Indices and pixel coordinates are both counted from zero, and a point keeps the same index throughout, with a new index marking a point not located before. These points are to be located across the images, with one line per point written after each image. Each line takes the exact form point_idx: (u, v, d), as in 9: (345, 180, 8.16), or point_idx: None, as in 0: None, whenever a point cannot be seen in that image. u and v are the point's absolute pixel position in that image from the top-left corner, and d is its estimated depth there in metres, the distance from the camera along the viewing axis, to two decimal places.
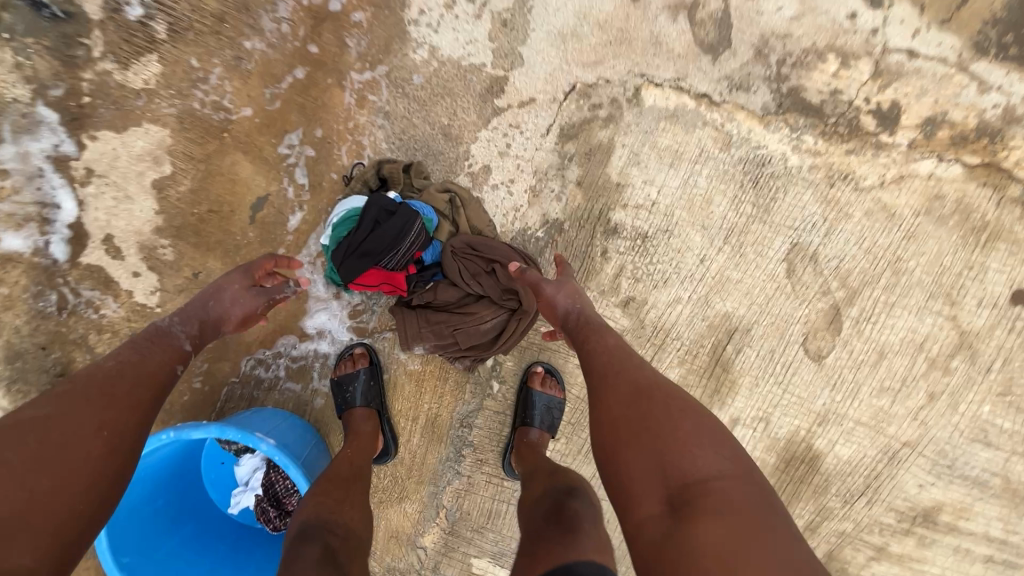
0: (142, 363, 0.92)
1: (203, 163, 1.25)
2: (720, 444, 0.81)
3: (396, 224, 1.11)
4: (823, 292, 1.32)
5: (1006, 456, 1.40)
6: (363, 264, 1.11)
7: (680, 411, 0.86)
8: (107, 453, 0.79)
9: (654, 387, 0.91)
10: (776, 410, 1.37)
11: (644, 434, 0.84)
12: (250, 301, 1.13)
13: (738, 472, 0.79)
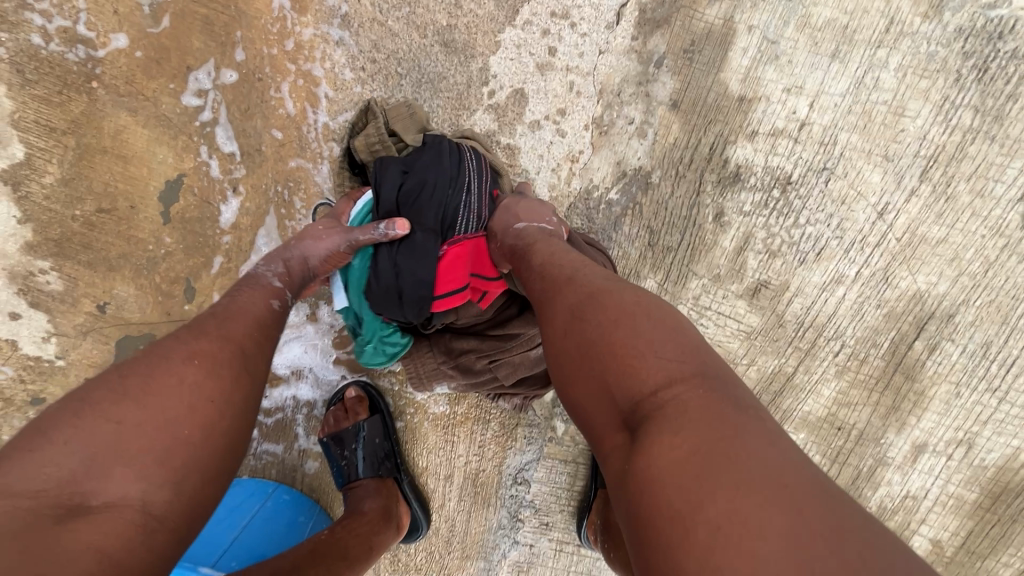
0: (249, 305, 0.59)
1: (69, 135, 0.78)
2: (652, 321, 0.45)
3: (429, 153, 0.73)
4: None
5: None
6: (432, 243, 0.71)
7: (599, 296, 0.50)
8: (226, 392, 0.48)
9: (566, 275, 0.56)
10: (986, 427, 0.90)
11: (560, 349, 0.50)
12: (333, 240, 0.70)
13: (694, 362, 0.42)
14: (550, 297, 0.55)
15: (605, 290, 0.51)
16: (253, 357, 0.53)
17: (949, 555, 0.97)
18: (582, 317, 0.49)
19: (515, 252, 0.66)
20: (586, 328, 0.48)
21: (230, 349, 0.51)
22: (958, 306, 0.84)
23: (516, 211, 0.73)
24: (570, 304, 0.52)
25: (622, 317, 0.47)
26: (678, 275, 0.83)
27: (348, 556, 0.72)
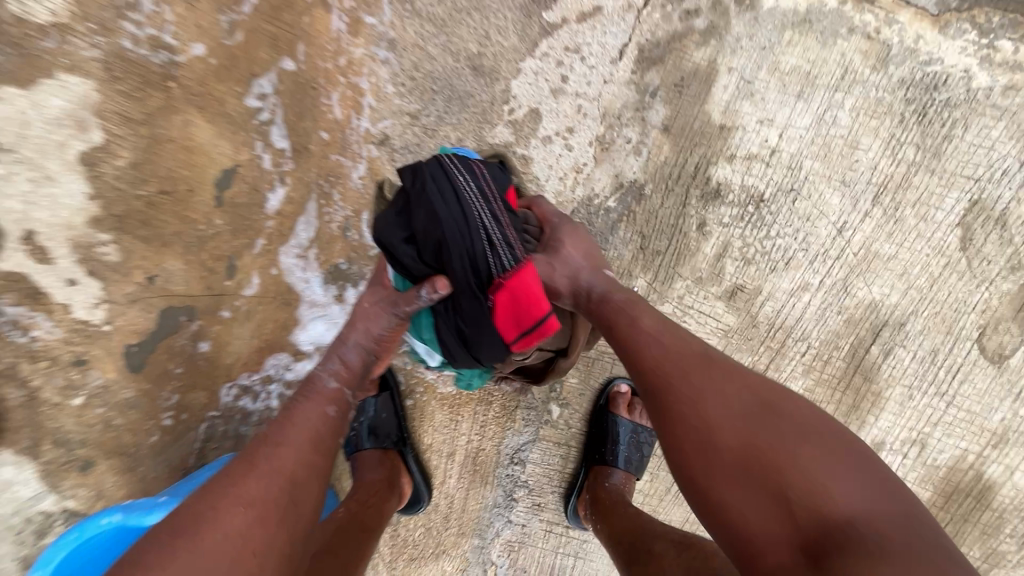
0: (303, 422, 0.68)
1: (145, 123, 0.83)
2: (827, 441, 0.52)
3: (426, 194, 0.70)
4: (1010, 268, 0.94)
5: None
6: (474, 295, 0.72)
7: (759, 397, 0.56)
8: (269, 536, 0.55)
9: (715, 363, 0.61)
10: (937, 428, 1.01)
11: (696, 427, 0.56)
12: (383, 321, 0.80)
13: (851, 464, 0.50)
14: (679, 373, 0.60)
15: (763, 391, 0.57)
16: (316, 463, 0.65)
17: None
18: (755, 424, 0.54)
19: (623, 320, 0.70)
20: (761, 436, 0.53)
21: (301, 455, 0.63)
22: (909, 318, 0.96)
23: (570, 232, 0.81)
24: (733, 398, 0.57)
25: (775, 418, 0.54)
26: (665, 277, 0.95)
27: (367, 529, 0.78)
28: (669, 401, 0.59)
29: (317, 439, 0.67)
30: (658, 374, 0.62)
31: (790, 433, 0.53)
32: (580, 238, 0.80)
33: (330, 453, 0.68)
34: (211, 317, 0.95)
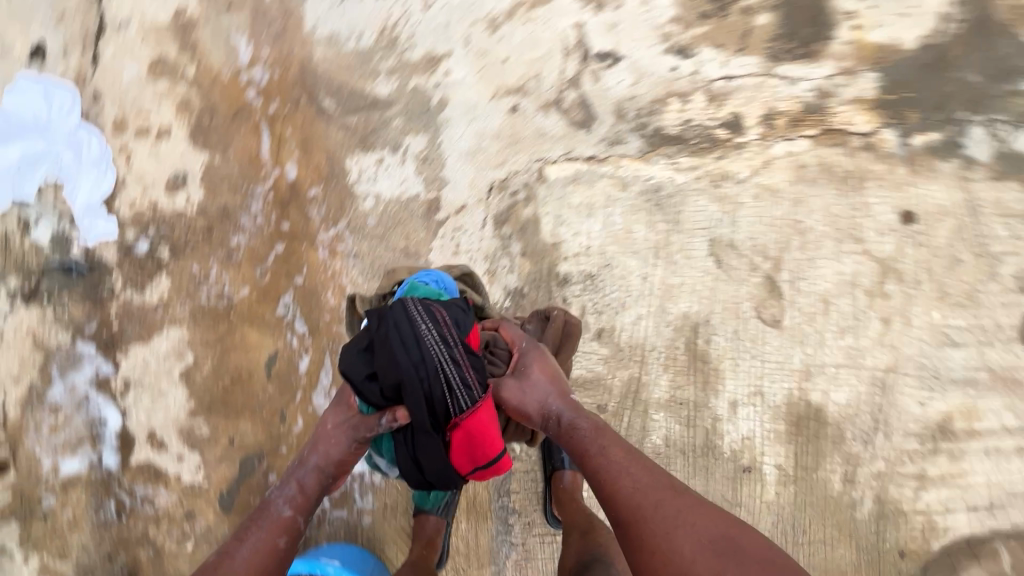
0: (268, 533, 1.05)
1: (219, 343, 1.47)
2: (765, 566, 0.83)
3: (396, 344, 1.02)
4: (753, 269, 1.55)
5: (975, 349, 1.55)
6: (434, 431, 1.06)
7: (720, 538, 0.88)
8: None
9: (688, 513, 0.93)
10: (764, 380, 1.52)
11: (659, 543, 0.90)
12: (342, 444, 1.13)
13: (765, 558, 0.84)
14: (662, 514, 0.93)
15: (723, 532, 0.89)
16: (260, 574, 1.00)
17: (793, 473, 1.49)
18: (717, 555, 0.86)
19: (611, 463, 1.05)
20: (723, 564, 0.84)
21: (247, 571, 0.99)
22: (711, 316, 1.53)
23: (534, 358, 1.24)
24: (701, 537, 0.89)
25: (731, 550, 0.86)
26: None
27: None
28: (644, 534, 0.93)
29: (274, 546, 1.04)
30: (632, 506, 0.97)
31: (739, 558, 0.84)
32: (544, 365, 1.22)
33: (281, 559, 1.04)
34: (274, 453, 1.45)
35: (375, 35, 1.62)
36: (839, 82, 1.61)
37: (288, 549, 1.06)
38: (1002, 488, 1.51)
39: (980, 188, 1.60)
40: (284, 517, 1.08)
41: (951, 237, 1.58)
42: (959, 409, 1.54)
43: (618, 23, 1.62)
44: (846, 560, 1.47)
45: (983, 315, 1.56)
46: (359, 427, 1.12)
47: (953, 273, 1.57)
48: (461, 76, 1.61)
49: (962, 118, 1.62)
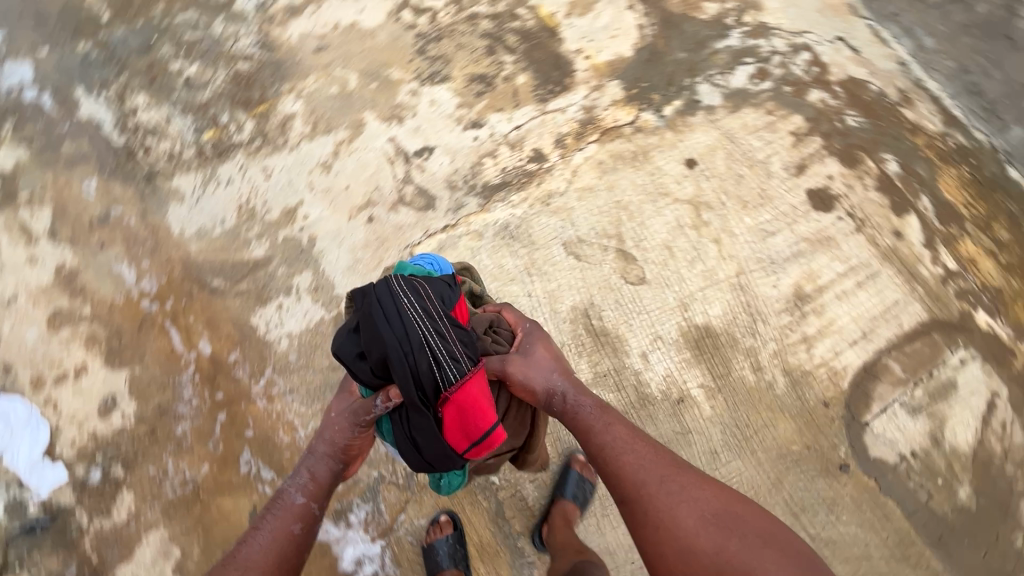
0: (288, 513, 1.34)
1: (198, 525, 1.55)
2: (755, 529, 1.12)
3: (380, 319, 1.19)
4: (605, 250, 1.91)
5: (787, 230, 1.97)
6: (425, 405, 1.22)
7: (719, 509, 1.16)
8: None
9: (690, 487, 1.21)
10: (656, 326, 1.83)
11: (665, 519, 1.16)
12: (345, 433, 1.38)
13: (757, 526, 1.13)
14: (668, 488, 1.20)
15: (722, 505, 1.17)
16: (277, 549, 1.28)
17: (714, 384, 1.78)
18: (716, 521, 1.14)
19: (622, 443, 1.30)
20: (718, 527, 1.13)
21: (267, 544, 1.28)
22: (593, 299, 1.85)
23: (536, 340, 1.46)
24: (704, 508, 1.17)
25: (729, 518, 1.14)
26: None
27: None
28: (651, 505, 1.20)
29: (290, 523, 1.32)
30: (638, 483, 1.23)
31: (739, 524, 1.13)
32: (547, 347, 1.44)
33: (297, 536, 1.31)
34: None
35: (235, 215, 1.91)
36: (595, 96, 2.09)
37: (304, 535, 1.34)
38: (862, 317, 1.88)
39: (727, 122, 2.10)
40: (298, 503, 1.35)
41: (727, 163, 2.04)
42: (801, 276, 1.91)
43: (420, 125, 2.03)
44: (788, 430, 1.74)
45: (778, 204, 2.00)
46: (356, 418, 1.35)
47: (743, 186, 2.01)
48: (318, 214, 1.92)
49: (689, 83, 2.14)
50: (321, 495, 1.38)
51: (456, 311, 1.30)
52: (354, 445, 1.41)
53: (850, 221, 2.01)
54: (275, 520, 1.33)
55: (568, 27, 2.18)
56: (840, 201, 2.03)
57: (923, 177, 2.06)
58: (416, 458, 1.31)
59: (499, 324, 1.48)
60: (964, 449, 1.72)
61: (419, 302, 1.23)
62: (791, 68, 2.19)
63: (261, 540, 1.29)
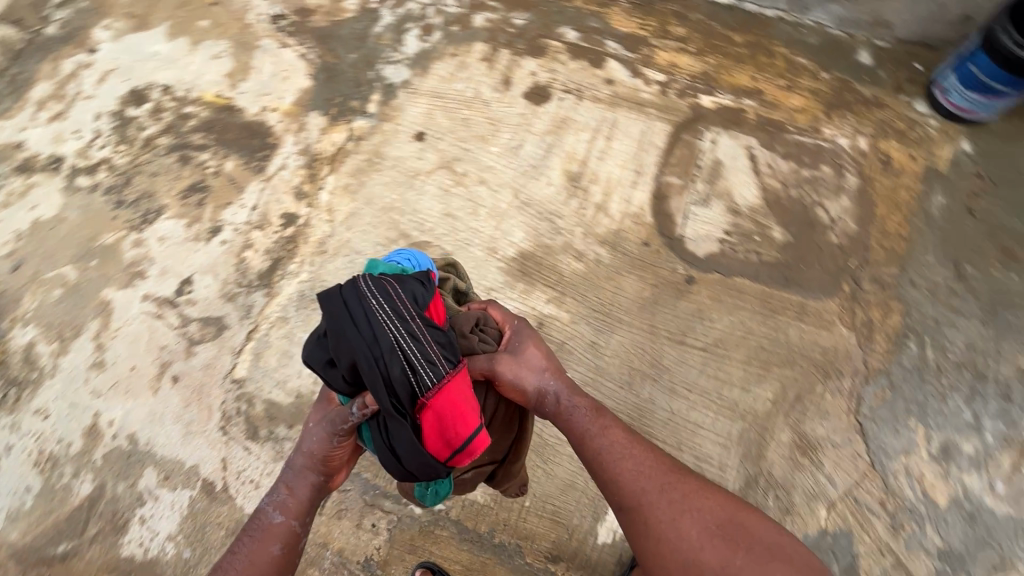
0: (262, 538, 1.24)
1: None
2: (759, 544, 1.17)
3: (347, 324, 1.14)
4: (398, 253, 1.92)
5: (529, 135, 2.10)
6: (402, 413, 1.15)
7: (723, 524, 1.20)
8: None
9: (696, 499, 1.23)
10: (482, 281, 1.88)
11: (668, 532, 1.19)
12: (321, 438, 1.29)
13: (763, 536, 1.18)
14: (673, 502, 1.22)
15: (728, 520, 1.21)
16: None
17: (556, 291, 1.87)
18: (720, 535, 1.17)
19: (622, 448, 1.31)
20: (723, 544, 1.17)
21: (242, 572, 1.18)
22: None
23: (525, 337, 1.40)
24: (709, 521, 1.19)
25: (733, 532, 1.18)
26: None
27: None
28: (654, 515, 1.21)
29: (267, 545, 1.24)
30: (638, 492, 1.24)
31: (743, 539, 1.17)
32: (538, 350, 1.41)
33: (276, 562, 1.22)
34: None
35: (38, 473, 1.69)
36: (304, 137, 2.09)
37: (287, 560, 1.25)
38: (628, 161, 2.06)
39: (426, 84, 2.18)
40: (277, 524, 1.26)
41: (447, 116, 2.13)
42: (564, 163, 2.06)
43: (165, 266, 1.92)
44: (632, 283, 1.87)
45: (509, 120, 2.13)
46: (335, 424, 1.27)
47: (472, 125, 2.12)
48: (123, 410, 1.75)
49: (375, 74, 2.20)
50: (302, 511, 1.29)
51: (432, 310, 1.24)
52: (337, 460, 1.32)
53: (570, 95, 2.18)
54: (255, 541, 1.24)
55: (239, 95, 2.16)
56: (552, 86, 2.20)
57: (599, 28, 2.30)
58: (400, 474, 1.22)
59: (487, 318, 1.45)
60: (757, 203, 1.96)
61: (396, 309, 1.17)
62: (446, 11, 2.32)
63: (237, 565, 1.20)
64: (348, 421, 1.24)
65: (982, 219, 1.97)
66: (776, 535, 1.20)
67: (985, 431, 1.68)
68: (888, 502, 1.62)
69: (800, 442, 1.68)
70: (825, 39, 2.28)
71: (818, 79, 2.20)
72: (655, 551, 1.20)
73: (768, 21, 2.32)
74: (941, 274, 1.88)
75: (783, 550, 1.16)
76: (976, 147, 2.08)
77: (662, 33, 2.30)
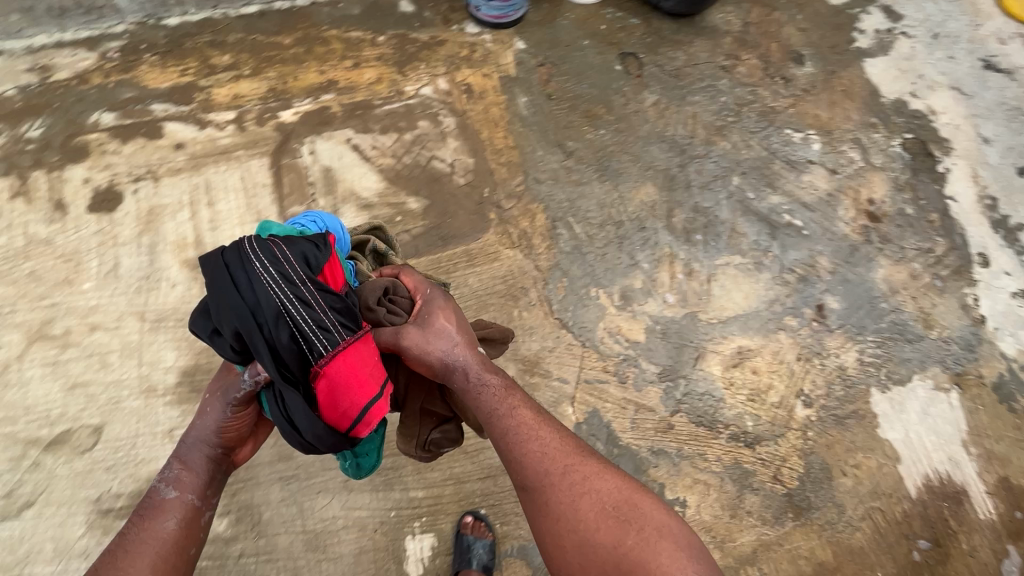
0: (161, 517, 1.21)
1: None
2: (653, 524, 1.25)
3: (228, 289, 1.14)
4: (36, 464, 1.56)
5: (120, 248, 1.82)
6: (292, 383, 1.18)
7: (619, 504, 1.28)
8: None
9: (595, 480, 1.31)
10: (153, 427, 1.61)
11: (564, 510, 1.27)
12: (214, 412, 1.29)
13: (654, 517, 1.26)
14: (576, 484, 1.30)
15: (625, 500, 1.28)
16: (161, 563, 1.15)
17: None
18: (618, 516, 1.25)
19: (526, 424, 1.37)
20: (616, 524, 1.25)
21: (146, 553, 1.15)
22: (90, 502, 1.53)
23: (435, 309, 1.45)
24: (606, 502, 1.27)
25: (628, 511, 1.26)
26: None
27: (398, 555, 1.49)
28: (555, 495, 1.29)
29: (170, 522, 1.21)
30: (541, 472, 1.31)
31: (635, 518, 1.25)
32: (450, 319, 1.46)
33: (185, 535, 1.21)
34: None
35: None
36: None
37: (188, 535, 1.22)
38: (243, 215, 1.91)
39: None
40: (176, 497, 1.23)
41: (13, 283, 1.76)
42: (176, 254, 1.82)
43: None
44: None
45: (89, 246, 1.82)
46: (230, 392, 1.28)
47: (47, 275, 1.77)
48: None
49: None
50: (205, 482, 1.27)
51: (328, 272, 1.26)
52: (239, 434, 1.34)
53: (143, 182, 1.91)
54: (147, 523, 1.20)
55: None
56: (118, 183, 1.91)
57: (137, 97, 2.04)
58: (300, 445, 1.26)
59: (398, 287, 1.49)
60: (383, 186, 1.98)
61: (288, 274, 1.18)
62: None
63: (134, 544, 1.16)
64: (245, 394, 1.27)
65: (561, 98, 2.24)
66: (666, 514, 1.28)
67: (641, 263, 1.99)
68: (609, 365, 1.84)
69: (524, 367, 1.81)
70: (365, 5, 2.32)
71: (377, 46, 2.25)
72: (552, 530, 1.28)
73: (305, 11, 2.28)
74: (554, 160, 2.12)
75: (671, 530, 1.25)
76: (528, 41, 2.33)
77: (208, 70, 2.12)
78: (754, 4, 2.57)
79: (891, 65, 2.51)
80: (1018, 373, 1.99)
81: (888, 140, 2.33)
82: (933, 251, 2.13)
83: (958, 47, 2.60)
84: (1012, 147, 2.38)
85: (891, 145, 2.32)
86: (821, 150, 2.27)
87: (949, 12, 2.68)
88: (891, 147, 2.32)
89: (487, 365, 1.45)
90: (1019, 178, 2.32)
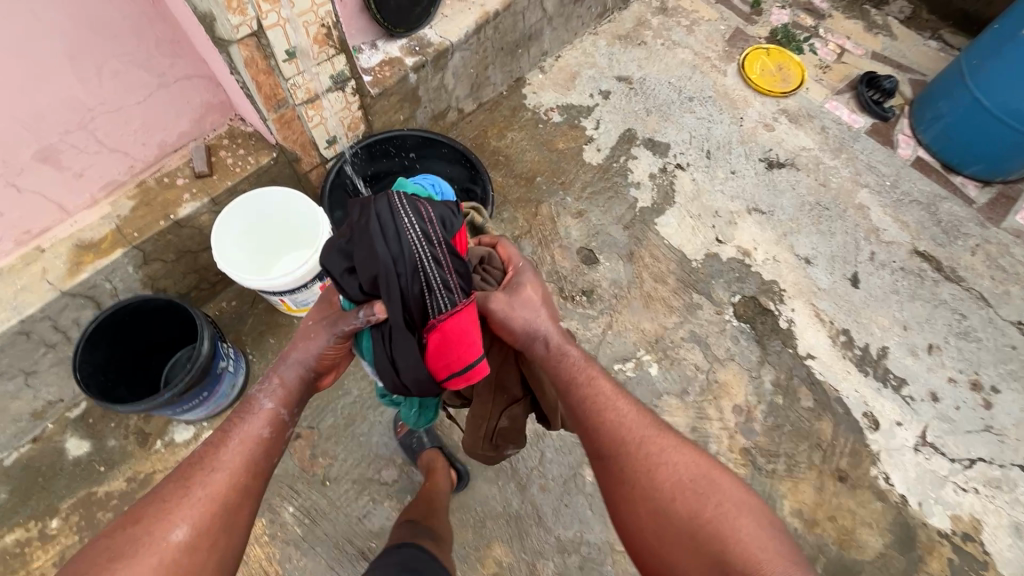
0: (261, 415, 1.07)
1: None
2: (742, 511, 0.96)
3: (373, 234, 0.99)
4: None
5: None
6: (409, 328, 1.05)
7: (700, 477, 1.02)
8: (235, 491, 1.00)
9: (671, 452, 1.06)
10: None
11: (638, 479, 1.03)
12: (318, 339, 1.13)
13: (739, 497, 0.99)
14: (650, 449, 1.06)
15: (707, 472, 1.03)
16: (255, 468, 1.04)
17: None
18: (697, 487, 1.00)
19: (599, 390, 1.13)
20: (697, 496, 0.99)
21: (246, 455, 1.03)
22: None
23: (526, 278, 1.23)
24: (683, 471, 1.03)
25: (710, 484, 1.01)
26: None
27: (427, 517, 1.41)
28: (628, 459, 1.06)
29: (271, 436, 1.07)
30: (615, 436, 1.08)
31: (717, 495, 0.98)
32: (538, 286, 1.22)
33: (277, 445, 1.08)
34: None
35: None
36: None
37: (281, 443, 1.10)
38: None
39: None
40: (277, 405, 1.09)
41: None
42: None
43: None
44: None
45: None
46: (341, 324, 1.10)
47: None
48: None
49: None
50: (301, 398, 1.13)
51: (458, 239, 1.11)
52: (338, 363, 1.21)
53: None
54: (243, 427, 1.06)
55: None
56: None
57: None
58: (393, 385, 1.15)
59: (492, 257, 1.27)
60: None
61: (435, 230, 1.03)
62: None
63: (238, 444, 1.04)
64: (351, 326, 1.09)
65: (339, 475, 1.66)
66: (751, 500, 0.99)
67: None
68: None
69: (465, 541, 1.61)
70: (14, 479, 1.59)
71: (52, 541, 1.54)
72: (622, 499, 1.05)
73: None
74: None
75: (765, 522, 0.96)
76: None
77: None
78: (516, 206, 2.16)
79: (684, 213, 2.21)
80: (963, 546, 1.73)
81: (721, 315, 2.01)
82: (822, 441, 1.83)
83: (734, 154, 2.36)
84: (834, 256, 2.17)
85: (726, 320, 2.00)
86: (661, 371, 1.90)
87: (710, 117, 2.45)
88: (727, 323, 2.00)
89: (567, 340, 1.18)
90: (856, 290, 2.11)
